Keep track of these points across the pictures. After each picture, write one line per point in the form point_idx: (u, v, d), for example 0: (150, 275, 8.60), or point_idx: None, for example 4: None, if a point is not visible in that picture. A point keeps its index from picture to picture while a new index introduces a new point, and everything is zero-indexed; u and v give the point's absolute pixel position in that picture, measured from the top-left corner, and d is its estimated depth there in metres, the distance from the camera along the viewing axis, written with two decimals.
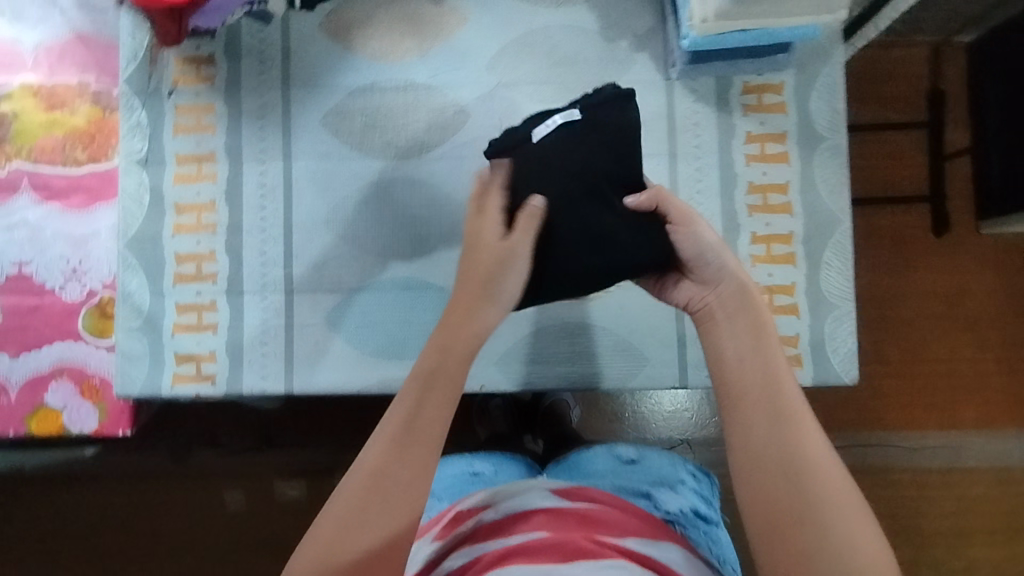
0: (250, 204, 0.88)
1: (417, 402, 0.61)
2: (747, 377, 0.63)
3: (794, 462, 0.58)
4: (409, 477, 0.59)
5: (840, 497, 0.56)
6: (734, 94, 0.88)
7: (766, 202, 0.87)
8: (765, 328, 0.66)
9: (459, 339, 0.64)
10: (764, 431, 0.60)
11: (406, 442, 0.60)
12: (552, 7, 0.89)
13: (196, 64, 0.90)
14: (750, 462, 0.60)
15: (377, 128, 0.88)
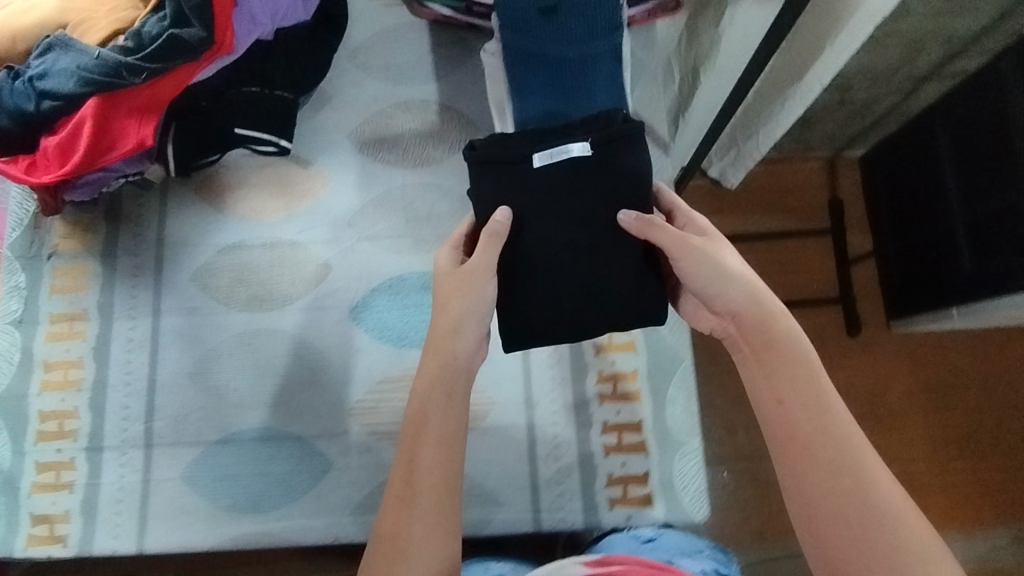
0: (117, 359, 0.91)
1: (425, 433, 0.71)
2: (793, 402, 0.67)
3: (849, 498, 0.63)
4: (439, 494, 0.68)
5: (901, 537, 0.61)
6: None
7: (611, 341, 0.91)
8: (799, 359, 0.69)
9: (445, 372, 0.73)
10: (805, 467, 0.65)
11: (436, 466, 0.69)
12: (409, 167, 0.97)
13: (77, 227, 0.96)
14: (819, 490, 0.64)
15: (244, 283, 0.94)
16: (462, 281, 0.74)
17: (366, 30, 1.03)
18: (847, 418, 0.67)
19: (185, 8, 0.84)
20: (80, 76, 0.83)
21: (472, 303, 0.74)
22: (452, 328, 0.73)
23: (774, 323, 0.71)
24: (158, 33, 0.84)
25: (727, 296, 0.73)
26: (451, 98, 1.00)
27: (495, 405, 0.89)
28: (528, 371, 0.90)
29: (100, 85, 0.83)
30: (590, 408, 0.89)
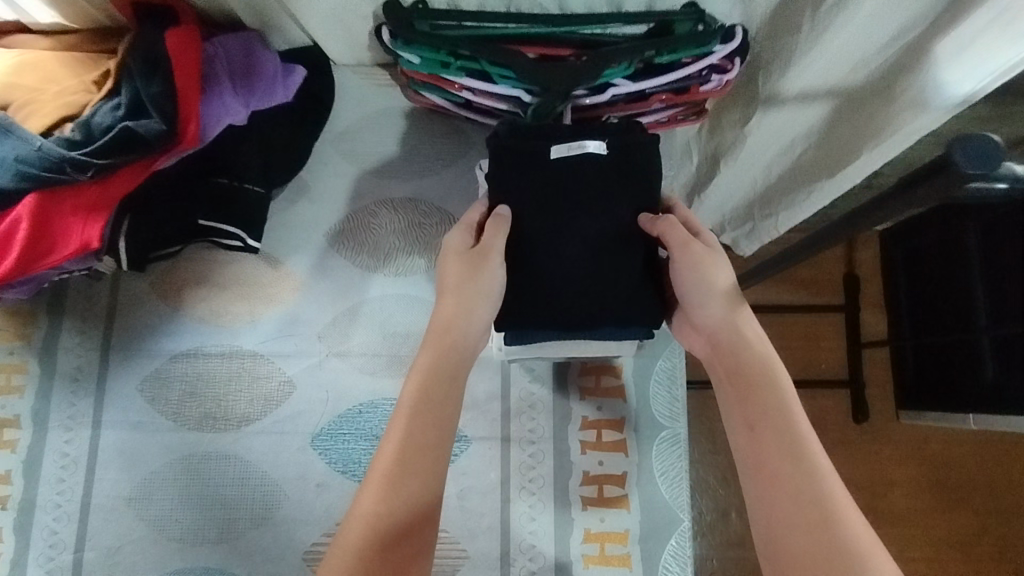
0: (48, 476, 0.82)
1: (404, 417, 0.61)
2: (762, 430, 0.57)
3: (814, 519, 0.52)
4: (403, 511, 0.58)
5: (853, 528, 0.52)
6: (572, 376, 0.84)
7: (601, 494, 0.81)
8: (762, 360, 0.61)
9: (434, 383, 0.63)
10: (777, 494, 0.55)
11: (413, 466, 0.59)
12: (390, 274, 0.88)
13: (15, 319, 0.86)
14: (767, 484, 0.55)
15: (196, 396, 0.84)
16: (473, 290, 0.66)
17: (353, 112, 0.93)
18: (816, 474, 0.54)
19: (144, 97, 0.75)
20: (17, 170, 0.73)
21: (471, 326, 0.66)
22: (466, 291, 0.66)
23: (750, 348, 0.62)
24: (111, 124, 0.75)
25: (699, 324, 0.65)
26: (441, 197, 0.90)
27: (467, 560, 0.80)
28: (505, 523, 0.81)
29: (41, 180, 0.74)
30: (572, 571, 0.79)
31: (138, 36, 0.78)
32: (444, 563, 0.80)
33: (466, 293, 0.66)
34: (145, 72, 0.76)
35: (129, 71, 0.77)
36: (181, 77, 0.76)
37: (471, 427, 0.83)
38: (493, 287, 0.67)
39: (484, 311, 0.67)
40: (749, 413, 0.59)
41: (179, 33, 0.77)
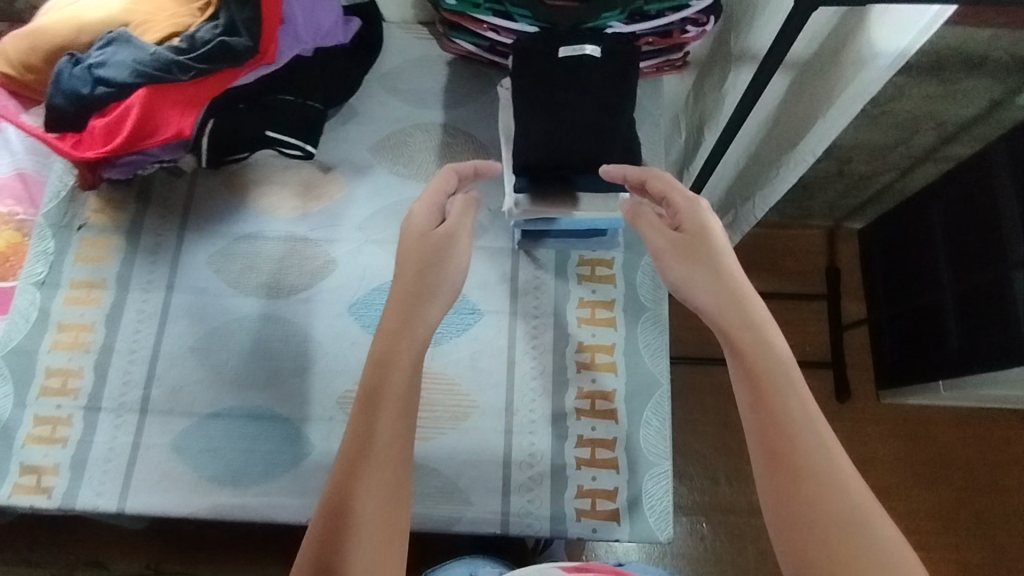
0: (126, 327, 0.97)
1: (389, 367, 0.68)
2: (756, 360, 0.66)
3: (804, 464, 0.61)
4: (396, 459, 0.64)
5: (834, 473, 0.60)
6: (571, 266, 1.00)
7: (594, 360, 0.95)
8: (753, 304, 0.69)
9: (413, 319, 0.71)
10: (781, 437, 0.62)
11: (405, 405, 0.67)
12: (421, 181, 1.05)
13: (109, 204, 1.03)
14: (768, 431, 0.63)
15: (254, 271, 1.00)
16: (435, 240, 0.75)
17: (397, 58, 1.13)
18: (806, 415, 0.63)
19: (238, 20, 0.94)
20: (136, 69, 0.92)
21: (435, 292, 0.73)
22: (431, 238, 0.75)
23: (737, 284, 0.70)
24: (211, 38, 0.94)
25: (701, 291, 0.72)
26: (466, 124, 1.09)
27: (478, 409, 0.93)
28: (510, 381, 0.94)
29: (152, 79, 0.92)
30: (566, 421, 0.92)
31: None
32: (457, 410, 0.93)
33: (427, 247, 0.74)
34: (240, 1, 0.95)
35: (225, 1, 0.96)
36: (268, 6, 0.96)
37: (485, 302, 0.98)
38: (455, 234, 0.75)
39: (452, 274, 0.74)
40: (749, 362, 0.66)
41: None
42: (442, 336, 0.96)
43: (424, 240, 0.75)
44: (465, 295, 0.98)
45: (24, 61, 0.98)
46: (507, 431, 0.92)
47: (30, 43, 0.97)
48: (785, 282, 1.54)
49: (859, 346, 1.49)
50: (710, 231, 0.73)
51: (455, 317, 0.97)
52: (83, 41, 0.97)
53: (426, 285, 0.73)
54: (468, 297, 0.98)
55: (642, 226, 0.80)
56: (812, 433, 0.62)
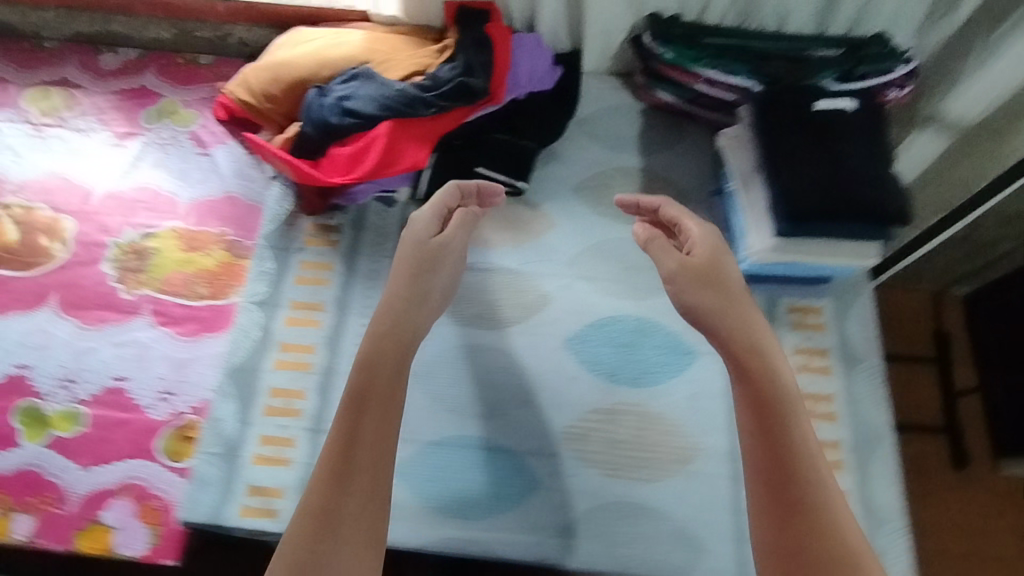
0: (347, 351, 0.97)
1: (358, 372, 0.72)
2: (773, 392, 0.72)
3: (793, 485, 0.68)
4: (382, 467, 0.68)
5: (812, 486, 0.67)
6: (782, 312, 1.01)
7: (814, 409, 0.95)
8: (742, 331, 0.76)
9: (394, 326, 0.76)
10: (772, 462, 0.69)
11: (381, 411, 0.70)
12: (625, 221, 1.07)
13: (326, 229, 1.05)
14: (779, 462, 0.69)
15: (470, 301, 1.01)
16: (406, 250, 0.81)
17: (593, 104, 1.17)
18: None
19: (474, 62, 0.99)
20: (382, 101, 0.96)
21: (391, 297, 0.78)
22: (428, 248, 0.82)
23: (747, 322, 0.77)
24: (451, 78, 0.98)
25: (721, 320, 0.78)
26: (666, 168, 1.11)
27: (702, 452, 0.93)
28: (731, 424, 0.94)
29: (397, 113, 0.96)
30: None
31: (461, 25, 1.04)
32: (681, 451, 0.93)
33: (417, 265, 0.80)
34: (474, 45, 1.01)
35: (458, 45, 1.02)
36: (499, 52, 1.01)
37: (700, 344, 0.99)
38: (442, 249, 0.82)
39: (415, 282, 0.79)
40: (759, 398, 0.72)
41: (494, 25, 1.04)
42: (660, 375, 0.97)
43: (421, 248, 0.82)
44: (680, 335, 0.99)
45: (266, 91, 1.02)
46: (733, 476, 0.91)
47: (276, 75, 1.01)
48: (891, 338, 1.30)
49: (974, 416, 1.26)
50: (720, 264, 0.81)
51: (671, 356, 0.98)
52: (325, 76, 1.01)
53: (417, 299, 0.78)
54: (683, 337, 0.99)
55: (656, 250, 0.87)
56: (843, 459, 0.69)
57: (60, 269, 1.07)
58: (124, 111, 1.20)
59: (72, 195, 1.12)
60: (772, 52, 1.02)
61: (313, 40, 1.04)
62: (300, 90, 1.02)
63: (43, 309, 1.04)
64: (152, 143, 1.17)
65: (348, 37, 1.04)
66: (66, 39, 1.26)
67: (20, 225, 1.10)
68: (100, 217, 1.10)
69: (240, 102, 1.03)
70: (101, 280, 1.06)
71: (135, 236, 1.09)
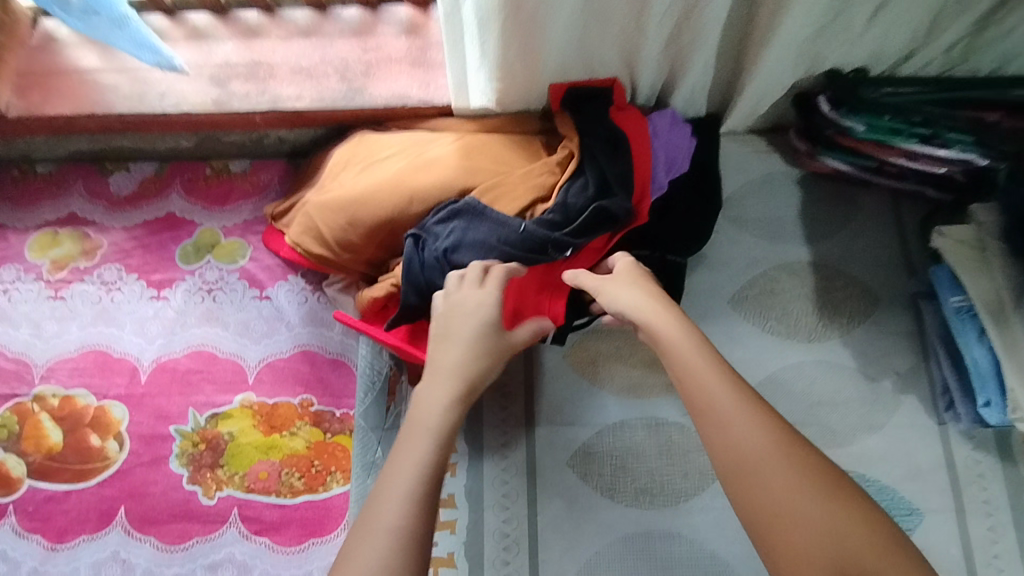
0: (492, 557, 0.79)
1: (407, 471, 0.58)
2: (755, 445, 0.56)
3: (773, 482, 0.54)
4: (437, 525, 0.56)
5: (785, 481, 0.54)
6: (1016, 443, 0.81)
7: None
8: (711, 388, 0.60)
9: (429, 419, 0.62)
10: (785, 548, 0.52)
11: (428, 515, 0.56)
12: (803, 340, 0.86)
13: None
14: (734, 461, 0.56)
15: (629, 471, 0.82)
16: (469, 317, 0.69)
17: (736, 179, 0.93)
18: (809, 493, 0.53)
19: (610, 175, 0.75)
20: (503, 250, 0.74)
21: (458, 389, 0.65)
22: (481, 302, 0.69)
23: (703, 372, 0.61)
24: (585, 204, 0.75)
25: (680, 378, 0.61)
26: (843, 262, 0.89)
27: None
28: None
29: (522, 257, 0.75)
30: None
31: (580, 114, 0.80)
32: None
33: (469, 345, 0.67)
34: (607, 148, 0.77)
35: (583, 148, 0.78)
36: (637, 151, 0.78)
37: (922, 500, 0.79)
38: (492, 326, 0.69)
39: (458, 362, 0.66)
40: (731, 463, 0.56)
41: (623, 114, 0.80)
42: None
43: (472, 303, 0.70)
44: (896, 490, 0.80)
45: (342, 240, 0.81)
46: None
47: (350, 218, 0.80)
48: None
49: None
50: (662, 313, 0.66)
51: None
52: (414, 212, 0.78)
53: (473, 393, 0.66)
54: (900, 493, 0.80)
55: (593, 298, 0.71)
56: (787, 522, 0.52)
57: (121, 475, 0.89)
58: (153, 251, 0.98)
59: (115, 374, 0.93)
60: (1005, 117, 0.77)
61: (388, 163, 0.82)
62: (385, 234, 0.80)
63: (113, 530, 0.87)
64: (195, 289, 0.96)
65: (434, 154, 0.80)
66: (63, 159, 1.03)
67: (61, 422, 0.91)
68: (154, 400, 0.91)
69: (312, 255, 0.83)
70: (174, 484, 0.88)
71: (203, 421, 0.90)
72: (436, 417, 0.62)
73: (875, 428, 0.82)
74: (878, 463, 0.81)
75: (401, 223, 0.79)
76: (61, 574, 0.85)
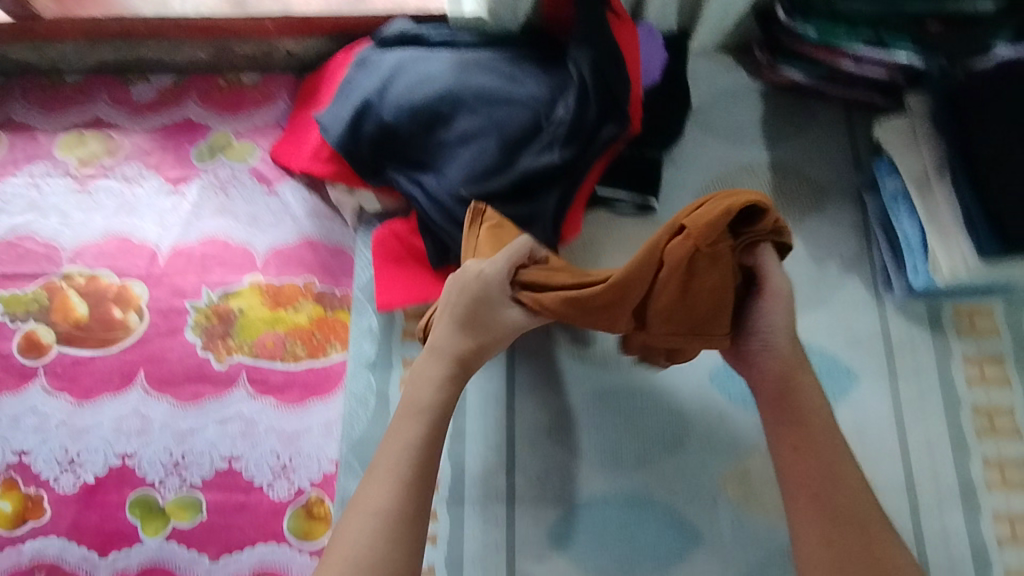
0: (473, 410, 0.89)
1: (399, 450, 0.71)
2: (830, 453, 0.72)
3: (840, 503, 0.70)
4: (418, 491, 0.69)
5: (849, 506, 0.69)
6: (947, 317, 0.89)
7: (994, 426, 0.85)
8: (808, 402, 0.74)
9: (421, 403, 0.74)
10: (824, 524, 0.69)
11: (415, 490, 0.69)
12: None
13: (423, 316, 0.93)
14: (816, 475, 0.71)
15: (599, 338, 0.91)
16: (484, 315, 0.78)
17: (705, 89, 1.02)
18: (857, 500, 0.70)
19: (601, 57, 0.82)
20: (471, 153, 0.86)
21: (444, 374, 0.75)
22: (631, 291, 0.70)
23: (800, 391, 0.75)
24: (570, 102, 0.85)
25: (780, 395, 0.75)
26: (799, 161, 0.98)
27: (877, 487, 0.84)
28: (906, 451, 0.85)
29: (511, 177, 0.84)
30: (976, 495, 0.83)
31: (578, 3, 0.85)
32: None
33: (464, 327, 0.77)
34: (615, 74, 0.83)
35: (586, 62, 0.83)
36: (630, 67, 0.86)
37: (859, 365, 0.88)
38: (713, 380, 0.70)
39: (450, 347, 0.76)
40: (808, 460, 0.72)
41: (622, 22, 0.88)
42: None
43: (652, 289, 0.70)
44: (837, 357, 0.89)
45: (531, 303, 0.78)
46: (912, 513, 0.83)
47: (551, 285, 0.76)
48: None
49: None
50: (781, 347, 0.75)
51: (829, 379, 0.88)
52: (403, 138, 0.88)
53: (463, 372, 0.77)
54: (840, 360, 0.89)
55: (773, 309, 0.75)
56: (843, 513, 0.69)
57: (141, 342, 0.98)
58: (171, 151, 1.07)
59: (136, 257, 1.02)
60: None
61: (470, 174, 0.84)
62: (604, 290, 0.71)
63: (133, 389, 0.96)
64: (210, 184, 1.05)
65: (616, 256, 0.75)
66: (89, 70, 1.13)
67: (86, 297, 1.00)
68: (171, 279, 1.01)
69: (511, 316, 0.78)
70: (188, 351, 0.97)
71: (215, 297, 1.00)
72: (426, 396, 0.74)
73: (820, 303, 0.91)
74: (822, 334, 0.90)
75: (630, 279, 0.69)
76: (87, 427, 0.95)
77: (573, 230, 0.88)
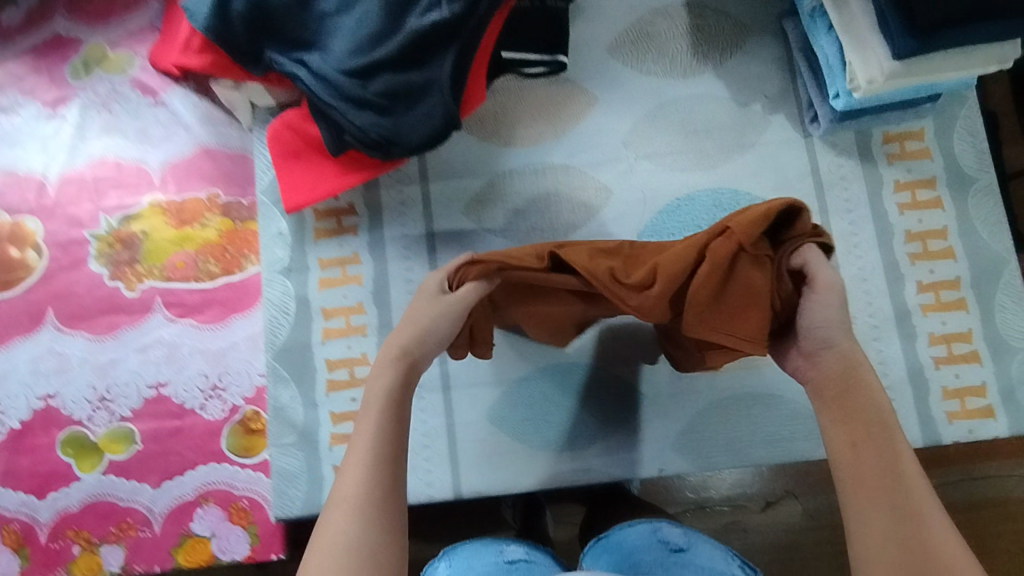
0: (398, 302, 0.86)
1: (364, 438, 0.60)
2: (869, 403, 0.60)
3: (883, 456, 0.57)
4: (392, 483, 0.57)
5: (892, 459, 0.57)
6: (876, 145, 0.86)
7: (927, 249, 0.83)
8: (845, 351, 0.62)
9: (384, 394, 0.63)
10: (862, 479, 0.57)
11: (386, 479, 0.57)
12: (678, 77, 0.89)
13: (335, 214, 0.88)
14: (853, 424, 0.59)
15: (520, 212, 0.87)
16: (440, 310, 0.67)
17: None
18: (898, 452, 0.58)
19: None
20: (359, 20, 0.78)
21: (399, 368, 0.65)
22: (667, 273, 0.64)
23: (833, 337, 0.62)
24: None
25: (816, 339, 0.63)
26: None
27: None
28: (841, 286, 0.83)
29: (400, 41, 0.77)
30: (912, 320, 0.82)
31: None
32: None
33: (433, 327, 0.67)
34: None
35: None
36: None
37: None
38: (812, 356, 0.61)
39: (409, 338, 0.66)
40: (844, 409, 0.60)
41: None
42: None
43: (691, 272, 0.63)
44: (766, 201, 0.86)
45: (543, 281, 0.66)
46: None
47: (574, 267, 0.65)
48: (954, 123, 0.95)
49: None
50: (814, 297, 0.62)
51: None
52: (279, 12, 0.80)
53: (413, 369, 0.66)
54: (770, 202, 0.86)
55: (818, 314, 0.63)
56: (884, 468, 0.57)
57: (45, 279, 0.92)
58: (43, 72, 0.98)
59: (24, 191, 0.95)
60: None
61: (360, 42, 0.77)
62: (646, 270, 0.62)
63: (44, 328, 0.91)
64: (91, 103, 0.97)
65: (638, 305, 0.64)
66: None
67: None
68: (66, 210, 0.94)
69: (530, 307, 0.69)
70: (96, 282, 0.92)
71: (115, 223, 0.93)
72: (385, 386, 0.63)
73: (746, 147, 0.87)
74: (749, 179, 0.86)
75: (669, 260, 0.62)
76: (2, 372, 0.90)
77: (476, 99, 0.82)
